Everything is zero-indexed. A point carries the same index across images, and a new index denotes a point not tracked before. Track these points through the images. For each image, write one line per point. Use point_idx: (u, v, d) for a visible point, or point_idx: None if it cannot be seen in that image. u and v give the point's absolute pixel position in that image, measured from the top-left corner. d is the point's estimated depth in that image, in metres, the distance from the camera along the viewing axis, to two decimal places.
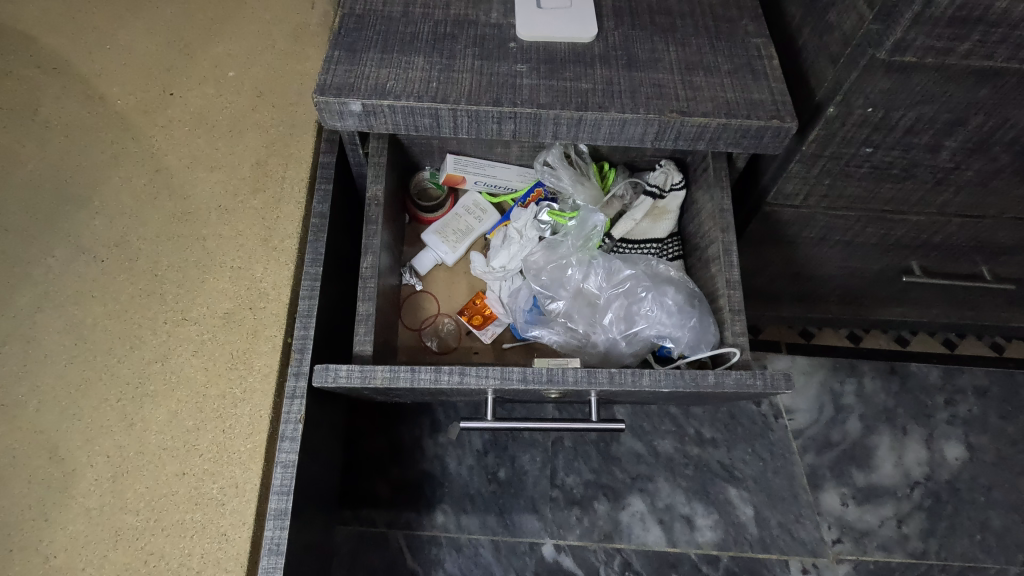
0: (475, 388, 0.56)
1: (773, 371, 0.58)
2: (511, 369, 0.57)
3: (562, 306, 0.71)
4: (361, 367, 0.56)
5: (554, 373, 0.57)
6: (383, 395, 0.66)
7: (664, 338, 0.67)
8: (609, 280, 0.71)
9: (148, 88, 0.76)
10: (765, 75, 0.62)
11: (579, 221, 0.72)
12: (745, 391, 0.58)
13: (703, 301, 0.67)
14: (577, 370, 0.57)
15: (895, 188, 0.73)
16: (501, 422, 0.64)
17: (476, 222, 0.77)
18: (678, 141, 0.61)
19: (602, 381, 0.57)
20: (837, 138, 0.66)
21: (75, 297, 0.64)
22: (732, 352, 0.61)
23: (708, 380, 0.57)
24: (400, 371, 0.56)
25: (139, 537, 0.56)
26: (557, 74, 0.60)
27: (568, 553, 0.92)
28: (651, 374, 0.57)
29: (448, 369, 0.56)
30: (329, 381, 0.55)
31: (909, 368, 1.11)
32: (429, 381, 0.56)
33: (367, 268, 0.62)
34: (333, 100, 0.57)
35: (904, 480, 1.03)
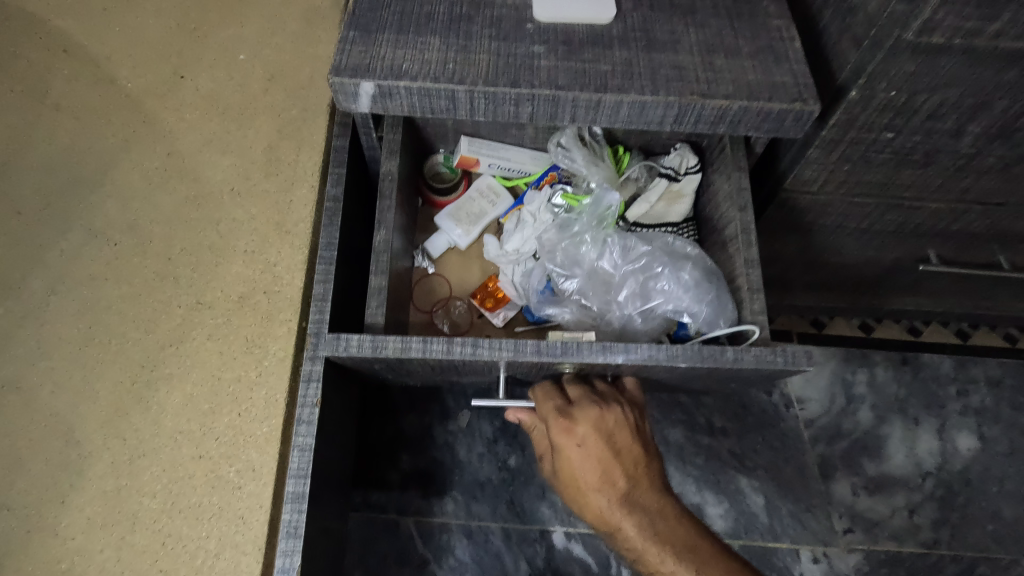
0: (487, 360, 0.56)
1: (794, 348, 0.58)
2: (523, 341, 0.56)
3: (575, 285, 0.71)
4: (372, 338, 0.56)
5: (567, 347, 0.56)
6: (397, 372, 0.68)
7: (681, 314, 0.67)
8: (624, 257, 0.71)
9: (158, 70, 0.75)
10: (786, 57, 0.60)
11: (593, 201, 0.71)
12: (764, 368, 0.57)
13: (720, 279, 0.66)
14: (591, 344, 0.57)
15: (916, 174, 0.72)
16: (511, 401, 0.64)
17: (490, 206, 0.77)
18: (698, 124, 0.60)
19: (618, 355, 0.56)
20: (857, 123, 0.65)
21: (88, 280, 0.64)
22: (748, 333, 0.61)
23: (728, 355, 0.57)
24: (412, 342, 0.56)
25: (156, 520, 0.56)
26: (575, 56, 0.59)
27: (578, 541, 0.93)
28: (667, 348, 0.57)
29: (460, 340, 0.56)
30: (339, 350, 0.56)
31: (921, 359, 1.10)
32: (441, 352, 0.56)
33: (380, 242, 0.61)
34: (348, 82, 0.56)
35: (915, 470, 1.02)
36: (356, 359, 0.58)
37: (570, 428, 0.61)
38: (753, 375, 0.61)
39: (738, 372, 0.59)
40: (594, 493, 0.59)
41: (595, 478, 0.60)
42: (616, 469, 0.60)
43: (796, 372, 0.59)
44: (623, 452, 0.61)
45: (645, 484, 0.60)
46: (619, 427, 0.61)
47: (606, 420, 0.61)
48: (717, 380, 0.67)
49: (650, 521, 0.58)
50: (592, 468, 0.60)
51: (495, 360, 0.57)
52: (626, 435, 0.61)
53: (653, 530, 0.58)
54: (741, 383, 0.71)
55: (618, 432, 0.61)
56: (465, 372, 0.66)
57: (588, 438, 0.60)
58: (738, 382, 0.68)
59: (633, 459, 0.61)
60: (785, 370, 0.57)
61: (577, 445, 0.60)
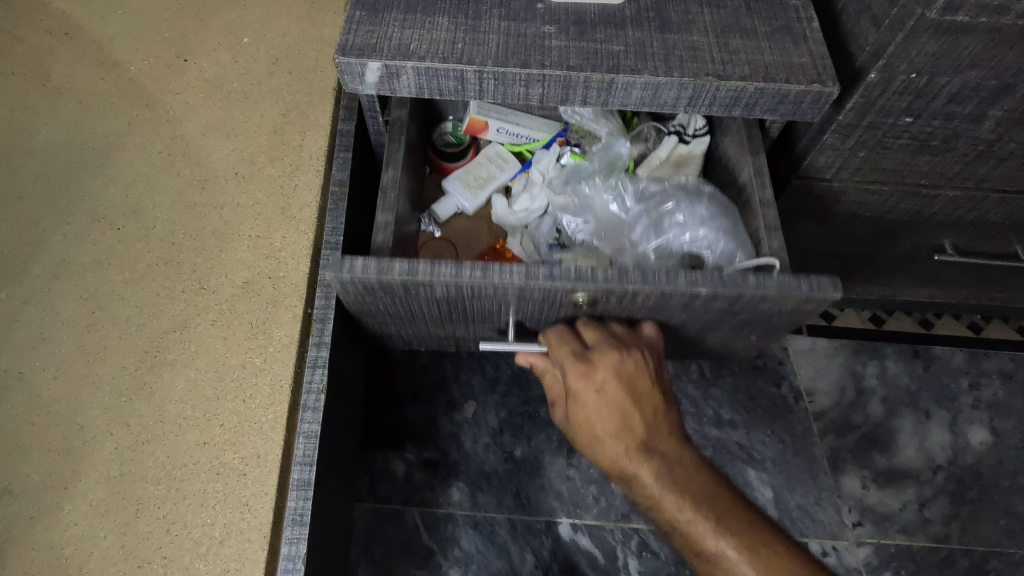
0: (499, 283, 0.55)
1: (819, 276, 0.56)
2: (535, 267, 0.55)
3: (586, 231, 0.71)
4: (377, 263, 0.55)
5: (581, 272, 0.55)
6: (402, 316, 0.67)
7: (700, 245, 0.66)
8: (636, 198, 0.70)
9: (161, 54, 0.74)
10: (804, 38, 0.59)
11: (604, 146, 0.72)
12: (788, 295, 0.56)
13: (735, 212, 0.66)
14: (606, 270, 0.56)
15: (934, 161, 0.71)
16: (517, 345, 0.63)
17: (498, 171, 0.76)
18: (712, 107, 0.58)
19: (634, 281, 0.55)
20: (876, 107, 0.64)
21: (91, 265, 0.63)
22: (771, 267, 0.59)
23: (750, 281, 0.56)
24: (419, 266, 0.54)
25: (161, 506, 0.55)
26: (587, 36, 0.58)
27: (585, 532, 0.92)
28: (687, 275, 0.56)
29: (469, 265, 0.55)
30: (344, 271, 0.54)
31: (932, 352, 1.10)
32: (449, 276, 0.54)
33: (388, 180, 0.61)
34: (354, 61, 0.55)
35: (926, 464, 1.01)
36: (361, 290, 0.56)
37: (588, 372, 0.60)
38: (776, 309, 0.59)
39: (760, 303, 0.58)
40: (610, 438, 0.59)
41: (613, 423, 0.59)
42: (635, 413, 0.59)
43: (822, 303, 0.58)
44: (643, 397, 0.60)
45: (663, 432, 0.59)
46: (638, 372, 0.60)
47: (625, 363, 0.60)
48: (738, 321, 0.66)
49: (669, 467, 0.56)
50: (609, 413, 0.59)
51: (507, 286, 0.56)
52: (646, 381, 0.60)
53: (671, 476, 0.56)
54: (760, 330, 0.69)
55: (638, 377, 0.60)
56: (472, 312, 0.65)
57: (606, 380, 0.59)
58: (759, 325, 0.67)
59: (653, 406, 0.60)
60: (810, 297, 0.56)
61: (595, 387, 0.59)
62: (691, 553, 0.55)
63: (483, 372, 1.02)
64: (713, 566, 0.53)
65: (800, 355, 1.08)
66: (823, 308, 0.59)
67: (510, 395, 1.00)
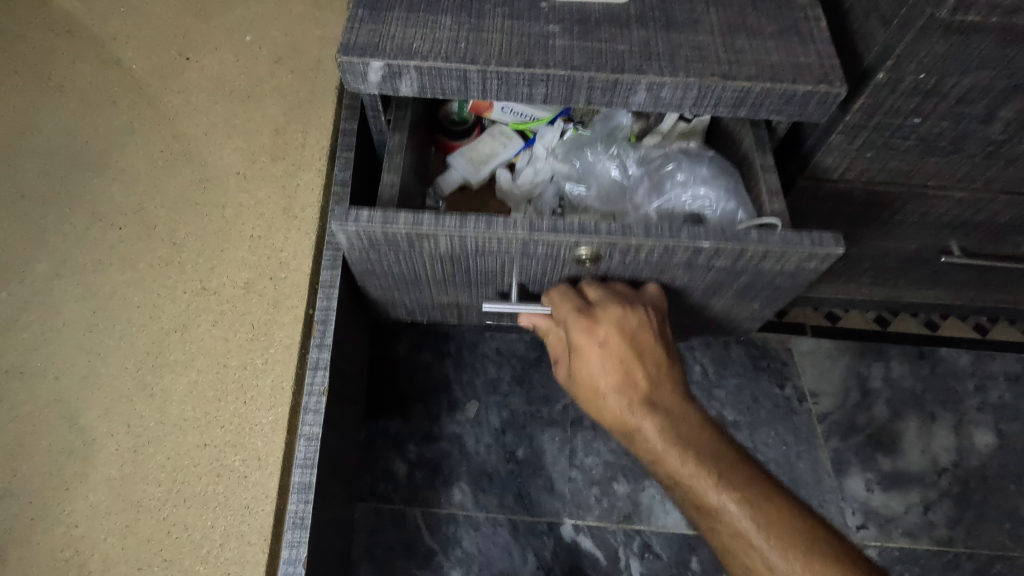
0: (503, 237, 0.56)
1: (819, 232, 0.58)
2: (540, 221, 0.57)
3: (588, 194, 0.72)
4: (383, 214, 0.56)
5: (585, 225, 0.57)
6: (407, 282, 0.67)
7: (701, 203, 0.67)
8: (637, 163, 0.72)
9: (163, 52, 0.74)
10: (811, 38, 0.58)
11: (605, 115, 0.73)
12: (790, 250, 0.57)
13: (736, 173, 0.68)
14: (610, 224, 0.57)
15: (942, 162, 0.70)
16: (519, 305, 0.64)
17: (501, 147, 0.75)
18: (718, 107, 0.57)
19: (638, 235, 0.57)
20: (884, 108, 0.63)
21: (93, 265, 0.62)
22: (772, 227, 0.60)
23: (752, 237, 0.57)
24: (424, 220, 0.55)
25: (161, 509, 0.54)
26: (592, 35, 0.57)
27: (587, 533, 0.92)
28: (690, 230, 0.57)
29: (474, 219, 0.56)
30: (349, 222, 0.55)
31: (938, 354, 1.09)
32: (454, 228, 0.55)
33: (394, 144, 0.63)
34: (356, 61, 0.54)
35: (931, 466, 1.00)
36: (368, 243, 0.58)
37: (592, 327, 0.60)
38: (778, 268, 0.61)
39: (762, 260, 0.59)
40: (612, 392, 0.59)
41: (615, 378, 0.59)
42: (637, 369, 0.60)
43: (823, 261, 0.59)
44: (644, 352, 0.60)
45: (666, 388, 0.60)
46: (642, 327, 0.61)
47: (627, 319, 0.60)
48: (741, 286, 0.66)
49: (672, 421, 0.58)
50: (613, 369, 0.59)
51: (512, 241, 0.57)
52: (648, 336, 0.61)
53: (672, 431, 0.57)
54: (763, 298, 0.69)
55: (640, 332, 0.61)
56: (475, 275, 0.65)
57: (608, 336, 0.60)
58: (763, 290, 0.67)
59: (655, 361, 0.61)
60: (812, 253, 0.57)
61: (598, 343, 0.60)
62: (689, 503, 0.57)
63: (485, 372, 1.02)
64: (711, 516, 0.55)
65: (803, 357, 1.07)
66: (824, 267, 0.61)
67: (513, 395, 1.00)
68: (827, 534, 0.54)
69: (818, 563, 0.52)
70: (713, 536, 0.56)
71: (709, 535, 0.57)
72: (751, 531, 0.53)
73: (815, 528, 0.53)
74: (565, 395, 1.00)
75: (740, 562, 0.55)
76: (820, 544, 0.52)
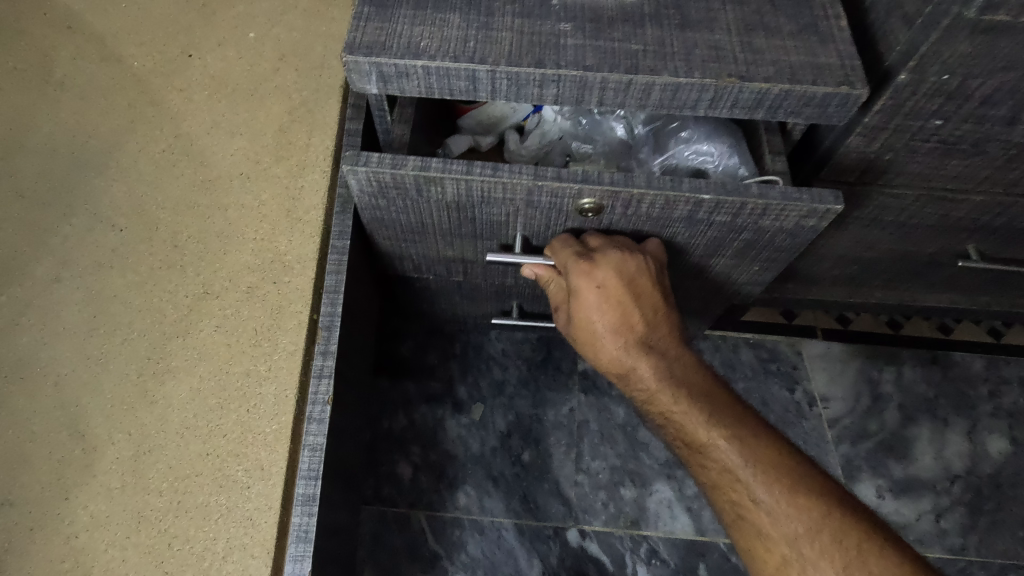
0: (508, 184, 0.56)
1: (820, 188, 0.57)
2: (544, 169, 0.56)
3: (595, 147, 0.72)
4: (393, 158, 0.57)
5: (589, 174, 0.56)
6: (412, 234, 0.67)
7: (703, 158, 0.68)
8: (645, 123, 0.71)
9: (166, 49, 0.72)
10: (831, 37, 0.56)
11: None
12: (790, 205, 0.57)
13: (738, 131, 0.69)
14: (614, 175, 0.57)
15: (963, 164, 0.68)
16: (525, 258, 0.63)
17: (511, 111, 0.72)
18: (734, 109, 0.56)
19: (641, 185, 0.56)
20: (905, 109, 0.61)
21: (94, 268, 0.61)
22: (773, 183, 0.60)
23: (753, 191, 0.57)
24: (433, 163, 0.56)
25: (162, 519, 0.53)
26: (604, 35, 0.55)
27: (593, 538, 0.91)
28: (692, 181, 0.57)
29: (481, 165, 0.56)
30: (360, 164, 0.56)
31: (950, 358, 1.07)
32: (462, 173, 0.56)
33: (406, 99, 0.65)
34: (362, 60, 0.53)
35: (944, 473, 0.99)
36: (376, 187, 0.58)
37: (590, 270, 0.59)
38: (778, 225, 0.60)
39: (762, 216, 0.59)
40: (609, 335, 0.61)
41: (613, 321, 0.61)
42: (635, 313, 0.61)
43: (822, 219, 0.59)
44: (643, 297, 0.61)
45: (662, 331, 0.62)
46: (641, 274, 0.60)
47: (628, 265, 0.60)
48: (740, 246, 0.65)
49: (666, 363, 0.61)
50: (611, 311, 0.61)
51: (516, 189, 0.56)
52: (647, 281, 0.61)
53: (666, 372, 0.60)
54: (762, 260, 0.69)
55: (640, 278, 0.60)
56: (478, 228, 0.65)
57: (608, 281, 0.59)
58: (762, 251, 0.66)
59: (652, 306, 0.62)
60: (812, 210, 0.57)
61: (597, 288, 0.60)
62: (679, 441, 0.59)
63: (491, 374, 1.00)
64: (700, 453, 0.58)
65: (814, 360, 1.06)
66: (823, 226, 0.60)
67: (519, 397, 0.99)
68: (811, 467, 0.57)
69: (801, 496, 0.54)
70: (701, 474, 0.58)
71: (696, 472, 0.59)
72: (738, 466, 0.56)
73: (800, 464, 0.56)
74: (571, 398, 0.99)
75: (725, 497, 0.57)
76: (804, 480, 0.55)
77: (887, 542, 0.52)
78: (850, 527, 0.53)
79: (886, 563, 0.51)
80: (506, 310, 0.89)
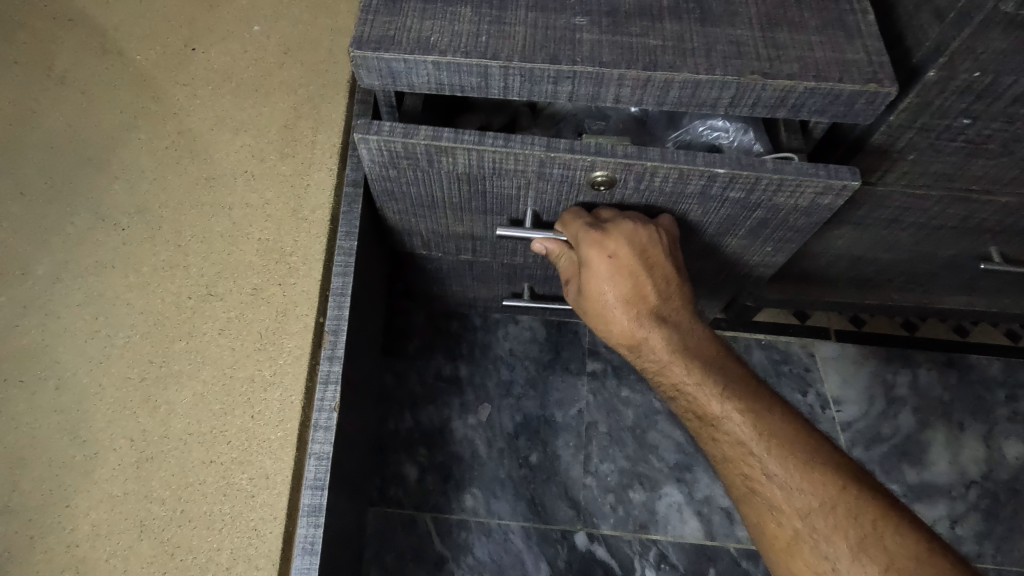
0: (519, 155, 0.54)
1: (837, 164, 0.56)
2: (557, 141, 0.55)
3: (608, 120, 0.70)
4: (403, 127, 0.55)
5: (602, 146, 0.54)
6: (421, 207, 0.66)
7: (718, 133, 0.66)
8: None
9: (170, 43, 0.71)
10: (858, 32, 0.54)
11: None
12: (806, 181, 0.55)
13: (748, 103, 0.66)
14: (627, 147, 0.55)
15: (990, 165, 0.66)
16: (534, 232, 0.62)
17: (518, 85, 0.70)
18: (756, 107, 0.54)
19: (654, 159, 0.54)
20: (932, 107, 0.59)
21: (95, 269, 0.60)
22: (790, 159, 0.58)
23: (768, 166, 0.55)
24: (443, 134, 0.54)
25: (165, 529, 0.51)
26: (622, 29, 0.53)
27: (601, 542, 0.89)
28: (706, 156, 0.55)
29: (492, 135, 0.54)
30: (370, 133, 0.54)
31: (967, 360, 1.05)
32: (472, 143, 0.54)
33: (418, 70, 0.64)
34: (371, 55, 0.51)
35: (959, 479, 0.97)
36: (387, 156, 0.57)
37: (602, 241, 0.57)
38: (793, 203, 0.58)
39: (777, 192, 0.57)
40: (621, 307, 0.60)
41: (625, 294, 0.59)
42: (647, 285, 0.59)
43: (839, 196, 0.57)
44: (657, 269, 0.59)
45: (675, 302, 0.61)
46: (655, 245, 0.58)
47: (641, 236, 0.58)
48: (754, 225, 0.63)
49: (678, 335, 0.60)
50: (623, 282, 0.59)
51: (527, 160, 0.55)
52: (661, 254, 0.59)
53: (678, 344, 0.59)
54: (775, 240, 0.67)
55: (654, 250, 0.58)
56: (487, 202, 0.63)
57: (621, 252, 0.57)
58: (776, 230, 0.64)
59: (666, 279, 0.60)
60: (828, 186, 0.55)
61: (609, 260, 0.58)
62: (690, 414, 0.59)
63: (498, 374, 0.99)
64: (712, 426, 0.57)
65: (826, 362, 1.04)
66: (839, 204, 0.58)
67: (526, 398, 0.97)
68: (826, 444, 0.56)
69: (815, 471, 0.53)
70: (712, 447, 0.58)
71: (708, 445, 0.58)
72: (751, 439, 0.55)
73: (814, 441, 0.55)
74: (580, 399, 0.98)
75: (737, 470, 0.56)
76: (817, 455, 0.54)
77: (903, 519, 0.51)
78: (866, 505, 0.52)
79: (901, 539, 0.50)
80: (516, 292, 0.89)
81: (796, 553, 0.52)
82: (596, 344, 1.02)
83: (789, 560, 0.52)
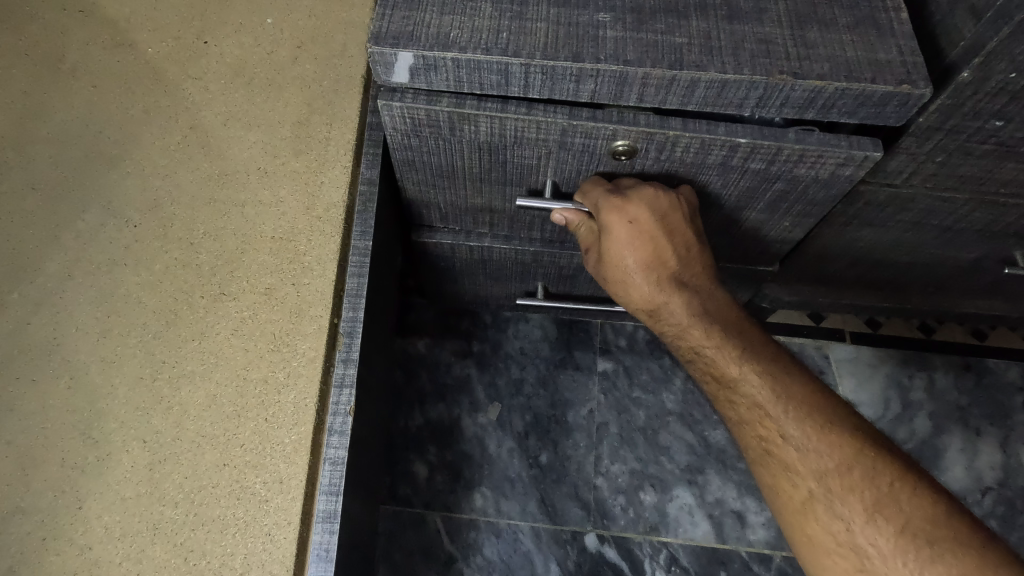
0: (542, 123, 0.53)
1: (859, 137, 0.54)
2: (579, 109, 0.53)
3: None
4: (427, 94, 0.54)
5: (624, 115, 0.53)
6: (437, 178, 0.65)
7: None
8: None
9: (182, 35, 0.70)
10: (891, 31, 0.52)
11: None
12: (828, 152, 0.54)
13: None
14: (649, 116, 0.53)
15: (1020, 168, 0.64)
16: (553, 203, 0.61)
17: None
18: (784, 107, 0.52)
19: (677, 128, 0.53)
20: (963, 109, 0.57)
21: (107, 267, 0.59)
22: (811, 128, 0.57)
23: (790, 137, 0.54)
24: (466, 102, 0.53)
25: (178, 532, 0.51)
26: (646, 26, 0.52)
27: (612, 544, 0.89)
28: (728, 126, 0.53)
29: (515, 102, 0.53)
30: (392, 103, 0.53)
31: (984, 364, 1.04)
32: (495, 111, 0.53)
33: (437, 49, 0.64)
34: (389, 51, 0.50)
35: (975, 485, 0.96)
36: (408, 124, 0.55)
37: (623, 207, 0.56)
38: (813, 175, 0.57)
39: (798, 163, 0.55)
40: (640, 272, 0.59)
41: (644, 258, 0.59)
42: (667, 250, 0.59)
43: (860, 168, 0.56)
44: (676, 235, 0.58)
45: (696, 268, 0.60)
46: (675, 211, 0.57)
47: (661, 201, 0.57)
48: (773, 199, 0.62)
49: (698, 299, 0.59)
50: (643, 247, 0.58)
51: (549, 128, 0.53)
52: (680, 218, 0.58)
53: (698, 309, 0.58)
54: (796, 215, 0.65)
55: (673, 214, 0.57)
56: (504, 172, 0.61)
57: (641, 216, 0.56)
58: (795, 205, 0.63)
59: (686, 243, 0.59)
60: (849, 157, 0.54)
61: (629, 224, 0.57)
62: (708, 377, 0.58)
63: (509, 373, 0.98)
64: (729, 388, 0.56)
65: (841, 365, 1.03)
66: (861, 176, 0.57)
67: (537, 397, 0.96)
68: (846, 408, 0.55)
69: (832, 433, 0.52)
70: (729, 409, 0.56)
71: (725, 409, 0.57)
72: (769, 402, 0.54)
73: (835, 404, 0.54)
74: (591, 398, 0.97)
75: (753, 433, 0.55)
76: (836, 418, 0.53)
77: (920, 482, 0.50)
78: (884, 466, 0.51)
79: (917, 500, 0.49)
80: (529, 291, 0.88)
81: (810, 512, 0.51)
82: (607, 343, 1.01)
83: (802, 519, 0.52)
